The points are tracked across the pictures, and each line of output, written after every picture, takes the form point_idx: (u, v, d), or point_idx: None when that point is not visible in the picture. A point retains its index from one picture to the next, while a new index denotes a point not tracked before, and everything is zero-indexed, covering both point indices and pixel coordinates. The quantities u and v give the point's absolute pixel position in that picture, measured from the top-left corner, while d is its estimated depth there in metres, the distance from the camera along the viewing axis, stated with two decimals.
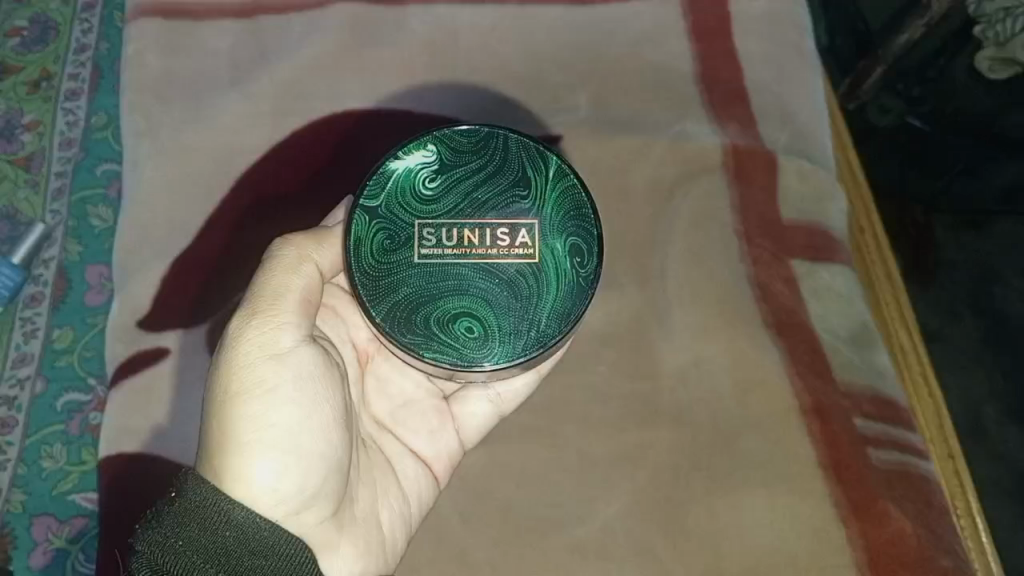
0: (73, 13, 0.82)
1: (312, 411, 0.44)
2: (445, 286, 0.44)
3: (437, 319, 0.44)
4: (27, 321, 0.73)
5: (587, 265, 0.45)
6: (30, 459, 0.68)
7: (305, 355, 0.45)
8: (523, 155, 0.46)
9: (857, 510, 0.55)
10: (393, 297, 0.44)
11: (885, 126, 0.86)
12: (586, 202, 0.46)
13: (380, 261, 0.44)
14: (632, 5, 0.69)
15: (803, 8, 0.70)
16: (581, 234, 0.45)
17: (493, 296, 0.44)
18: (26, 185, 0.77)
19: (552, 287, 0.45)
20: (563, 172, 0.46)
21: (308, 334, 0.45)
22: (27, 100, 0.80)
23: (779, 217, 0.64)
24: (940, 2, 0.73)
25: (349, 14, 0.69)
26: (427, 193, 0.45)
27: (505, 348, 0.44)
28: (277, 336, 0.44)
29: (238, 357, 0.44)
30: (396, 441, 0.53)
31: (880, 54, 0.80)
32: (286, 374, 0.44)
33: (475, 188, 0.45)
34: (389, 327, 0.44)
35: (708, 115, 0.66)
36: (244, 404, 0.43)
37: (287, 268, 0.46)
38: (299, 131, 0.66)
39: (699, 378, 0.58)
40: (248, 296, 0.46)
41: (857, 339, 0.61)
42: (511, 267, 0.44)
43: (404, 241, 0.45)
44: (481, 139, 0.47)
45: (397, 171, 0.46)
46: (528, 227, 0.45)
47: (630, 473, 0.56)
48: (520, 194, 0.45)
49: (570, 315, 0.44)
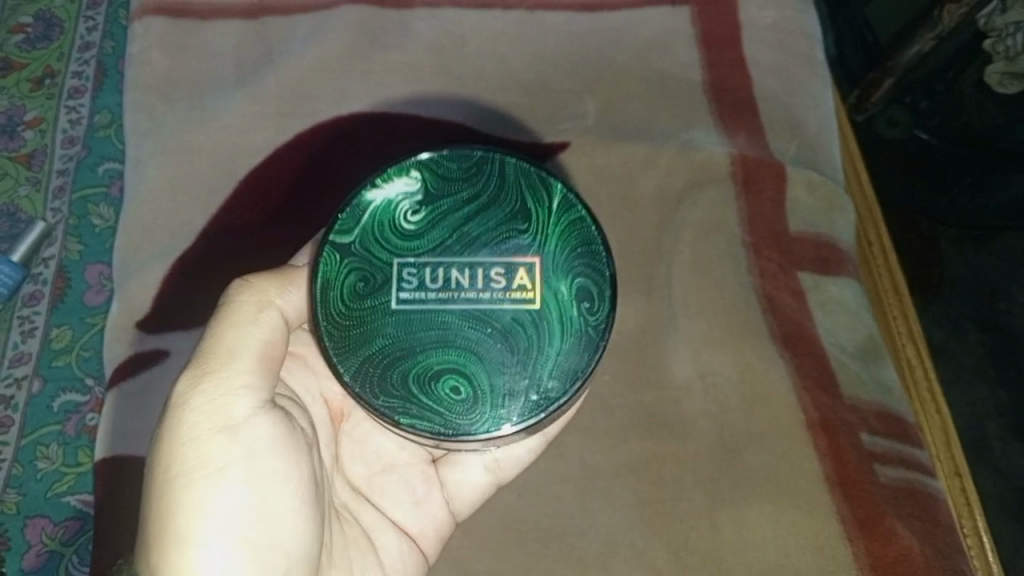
0: (78, 10, 0.81)
1: (268, 491, 0.42)
2: (426, 339, 0.43)
3: (416, 376, 0.42)
4: (25, 320, 0.72)
5: (597, 309, 0.44)
6: (25, 460, 0.67)
7: (261, 426, 0.42)
8: (522, 184, 0.45)
9: (862, 527, 0.54)
10: (365, 351, 0.43)
11: (892, 139, 0.85)
12: (595, 236, 0.45)
13: (351, 306, 0.43)
14: (641, 12, 0.68)
15: (812, 18, 0.69)
16: (590, 277, 0.44)
17: (484, 350, 0.42)
18: (28, 183, 0.77)
19: (554, 338, 0.43)
20: (570, 203, 0.45)
21: (264, 399, 0.43)
22: (30, 97, 0.79)
23: (786, 228, 0.63)
24: (951, 15, 0.72)
25: (355, 16, 0.68)
26: (409, 228, 0.44)
27: (496, 414, 0.42)
28: (229, 405, 0.42)
29: (188, 430, 0.41)
30: (373, 510, 0.52)
31: (889, 67, 0.79)
32: (238, 450, 0.41)
33: (465, 222, 0.44)
34: (361, 386, 0.42)
35: (717, 125, 0.66)
36: (189, 485, 0.40)
37: (244, 322, 0.44)
38: (299, 135, 0.65)
39: (705, 391, 0.57)
40: (196, 356, 0.43)
41: (864, 354, 0.61)
42: (507, 313, 0.43)
43: (378, 284, 0.43)
44: (474, 164, 0.46)
45: (376, 201, 0.45)
46: (527, 266, 0.44)
47: (633, 486, 0.56)
48: (519, 228, 0.44)
49: (574, 374, 0.43)
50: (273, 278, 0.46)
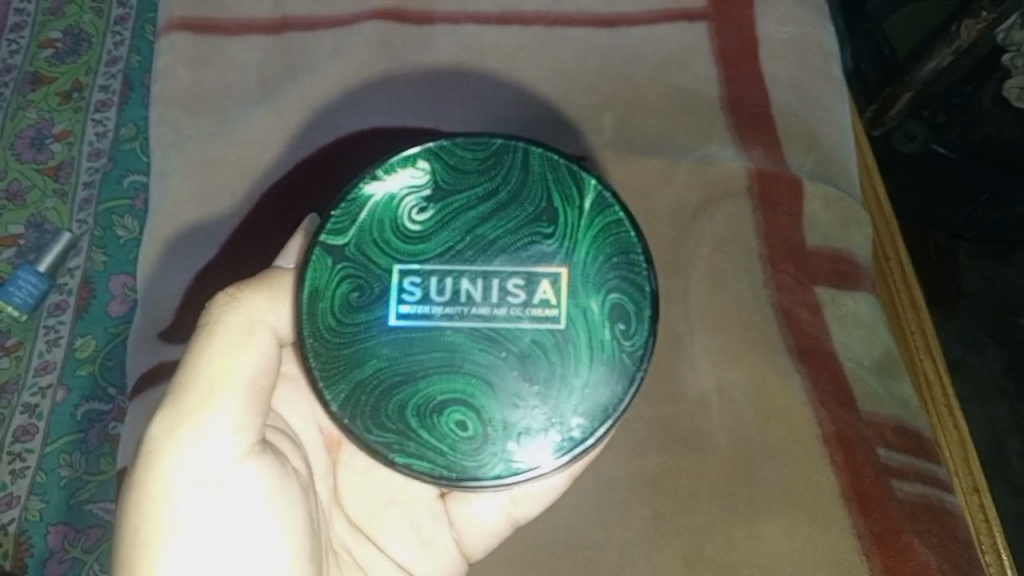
0: (106, 26, 0.83)
1: (253, 540, 0.43)
2: (428, 364, 0.43)
3: (416, 407, 0.43)
4: (50, 329, 0.73)
5: (633, 330, 0.44)
6: (49, 467, 0.69)
7: (246, 473, 0.43)
8: (547, 178, 0.46)
9: (879, 542, 0.54)
10: (355, 377, 0.43)
11: (909, 152, 0.85)
12: (634, 245, 0.45)
13: (343, 319, 0.44)
14: (658, 28, 0.69)
15: (830, 34, 0.70)
16: (624, 297, 0.44)
17: (498, 380, 0.43)
18: (54, 195, 0.78)
19: (576, 366, 0.43)
20: (607, 203, 0.46)
21: (250, 442, 0.44)
22: (58, 111, 0.81)
23: (803, 243, 0.63)
24: (969, 31, 0.73)
25: (375, 31, 0.69)
26: (415, 227, 0.45)
27: (505, 453, 0.43)
28: (211, 452, 0.42)
29: (165, 479, 0.42)
30: (373, 550, 0.53)
31: (906, 81, 0.79)
32: (220, 499, 0.43)
33: (479, 224, 0.45)
34: (350, 416, 0.43)
35: (734, 140, 0.66)
36: (170, 536, 0.42)
37: (229, 353, 0.44)
38: (326, 145, 0.66)
39: (722, 405, 0.57)
40: (175, 391, 0.43)
41: (882, 368, 0.60)
42: (526, 335, 0.44)
43: (372, 295, 0.44)
44: (493, 155, 0.47)
45: (376, 197, 0.46)
46: (550, 277, 0.44)
47: (648, 498, 0.56)
48: (543, 231, 0.45)
49: (597, 407, 0.43)
50: (261, 291, 0.46)
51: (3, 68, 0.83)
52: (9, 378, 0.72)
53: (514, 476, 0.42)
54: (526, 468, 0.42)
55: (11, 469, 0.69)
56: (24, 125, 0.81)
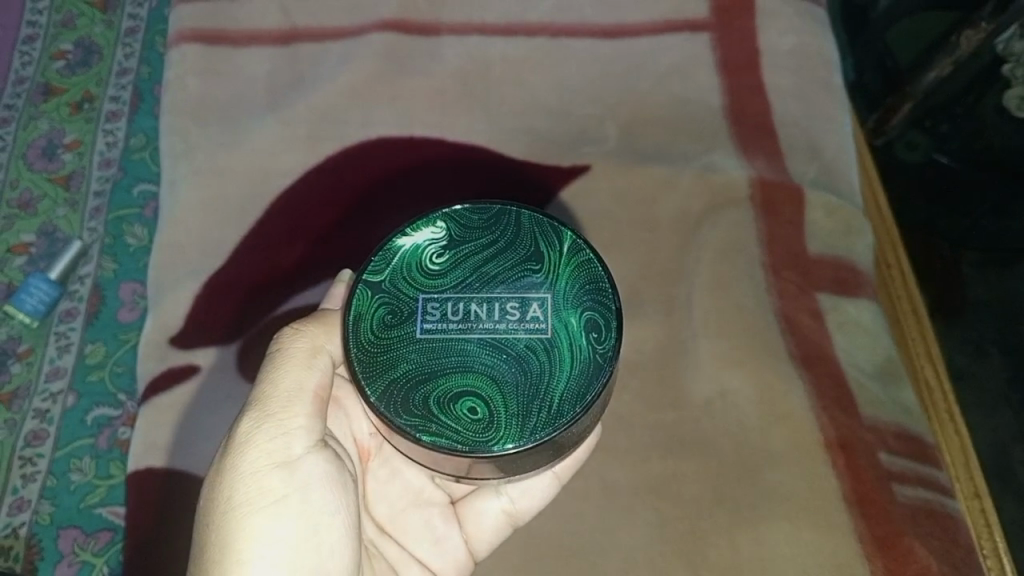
0: (116, 38, 0.85)
1: (320, 525, 0.45)
2: (447, 363, 0.44)
3: (437, 398, 0.43)
4: (61, 335, 0.73)
5: (605, 340, 0.44)
6: (59, 472, 0.68)
7: (317, 463, 0.46)
8: (536, 230, 0.47)
9: (882, 545, 0.54)
10: (391, 374, 0.44)
11: (910, 162, 0.92)
12: (603, 276, 0.46)
13: (380, 335, 0.45)
14: (662, 38, 0.70)
15: (829, 45, 0.71)
16: (600, 310, 0.45)
17: (501, 375, 0.43)
18: (65, 204, 0.79)
19: (565, 363, 0.43)
20: (578, 247, 0.46)
21: (318, 439, 0.47)
22: (69, 121, 0.82)
23: (805, 250, 0.64)
24: (969, 40, 0.80)
25: (382, 42, 0.70)
26: (433, 268, 0.46)
27: (513, 432, 0.42)
28: (289, 443, 0.46)
29: (247, 465, 0.45)
30: (397, 547, 0.55)
31: (908, 91, 0.87)
32: (297, 484, 0.45)
33: (484, 263, 0.46)
34: (385, 406, 0.43)
35: (736, 149, 0.67)
36: (250, 516, 0.44)
37: (299, 366, 0.48)
38: (333, 155, 0.67)
39: (725, 411, 0.58)
40: (257, 396, 0.47)
41: (883, 374, 0.61)
42: (521, 341, 0.44)
43: (405, 316, 0.45)
44: (492, 216, 0.48)
45: (404, 247, 0.47)
46: (539, 301, 0.45)
47: (653, 503, 0.56)
48: (532, 267, 0.46)
49: (584, 396, 0.43)
50: (318, 325, 0.50)
51: (16, 79, 0.84)
52: (19, 384, 0.72)
53: (521, 448, 0.42)
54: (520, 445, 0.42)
55: (23, 473, 0.68)
56: (36, 135, 0.82)
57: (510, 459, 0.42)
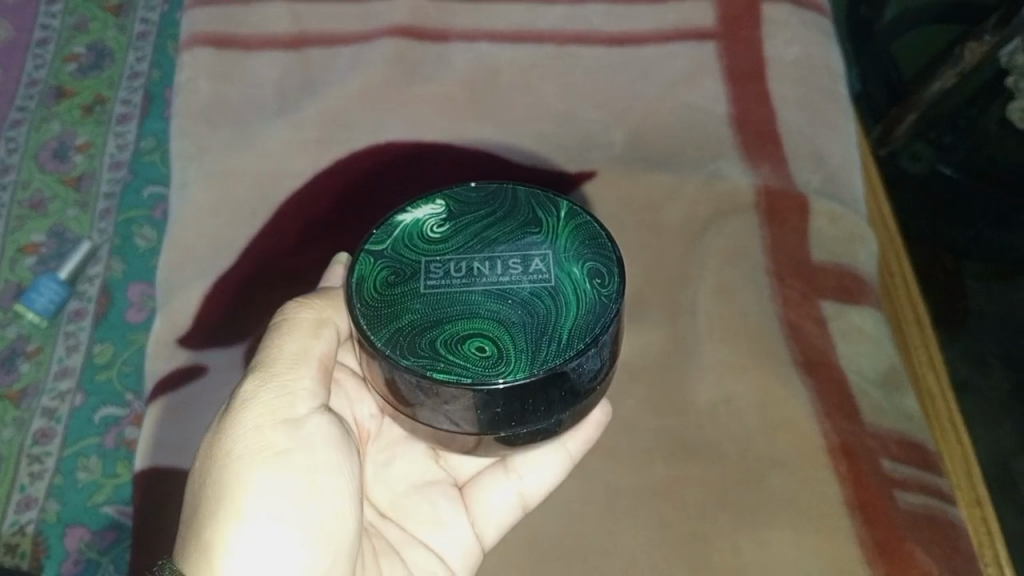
0: (129, 42, 0.86)
1: (319, 484, 0.47)
2: (453, 311, 0.43)
3: (444, 340, 0.42)
4: (70, 335, 0.73)
5: (608, 285, 0.44)
6: (67, 470, 0.68)
7: (320, 426, 0.48)
8: (533, 202, 0.48)
9: (883, 551, 0.54)
10: (396, 323, 0.43)
11: (916, 172, 0.96)
12: (600, 233, 0.46)
13: (384, 293, 0.44)
14: (667, 48, 0.72)
15: (834, 56, 0.73)
16: (600, 259, 0.45)
17: (507, 317, 0.43)
18: (76, 205, 0.79)
19: (571, 305, 0.43)
20: (575, 213, 0.47)
21: (321, 404, 0.48)
22: (80, 123, 0.83)
23: (809, 258, 0.64)
24: (972, 53, 0.86)
25: (393, 47, 0.72)
26: (434, 236, 0.46)
27: (523, 367, 0.41)
28: (293, 403, 0.47)
29: (250, 420, 0.46)
30: (398, 529, 0.57)
31: (912, 101, 0.92)
32: (299, 442, 0.47)
33: (484, 230, 0.46)
34: (390, 349, 0.42)
35: (741, 157, 0.68)
36: (251, 470, 0.45)
37: (305, 333, 0.49)
38: (339, 161, 0.67)
39: (728, 416, 0.58)
40: (261, 358, 0.49)
41: (886, 382, 0.61)
42: (525, 288, 0.44)
43: (408, 275, 0.45)
44: (490, 193, 0.48)
45: (406, 222, 0.47)
46: (540, 257, 0.45)
47: (657, 507, 0.55)
48: (532, 231, 0.46)
49: (591, 331, 0.43)
50: (323, 300, 0.51)
51: (28, 81, 0.85)
52: (29, 382, 0.72)
53: (530, 380, 0.41)
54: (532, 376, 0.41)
55: (30, 471, 0.68)
56: (48, 137, 0.82)
57: (514, 397, 0.41)
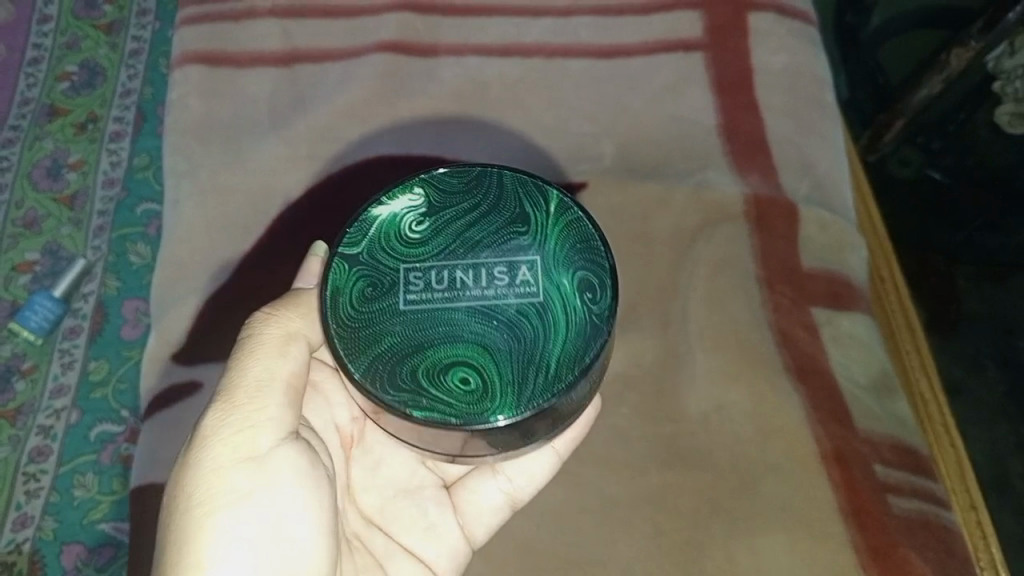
0: (120, 59, 0.87)
1: (286, 517, 0.46)
2: (434, 334, 0.43)
3: (426, 369, 0.43)
4: (65, 352, 0.74)
5: (599, 300, 0.44)
6: (63, 488, 0.68)
7: (283, 458, 0.47)
8: (519, 193, 0.47)
9: (877, 556, 0.54)
10: (376, 349, 0.43)
11: (904, 177, 1.00)
12: (592, 234, 0.46)
13: (361, 310, 0.44)
14: (655, 59, 0.72)
15: (822, 64, 0.73)
16: (592, 272, 0.45)
17: (492, 341, 0.43)
18: (69, 223, 0.79)
19: (559, 324, 0.43)
20: (565, 208, 0.47)
21: (286, 432, 0.48)
22: (73, 141, 0.83)
23: (799, 265, 0.65)
24: (957, 60, 0.87)
25: (383, 63, 0.72)
26: (413, 237, 0.46)
27: (509, 402, 0.42)
28: (255, 437, 0.46)
29: (211, 457, 0.46)
30: (384, 538, 0.55)
31: (899, 109, 0.93)
32: (261, 477, 0.46)
33: (467, 228, 0.46)
34: (370, 382, 0.43)
35: (730, 166, 0.69)
36: (213, 509, 0.45)
37: (271, 356, 0.49)
38: (331, 175, 0.68)
39: (721, 423, 0.58)
40: (222, 389, 0.48)
41: (876, 388, 0.62)
42: (511, 306, 0.44)
43: (386, 287, 0.45)
44: (473, 180, 0.48)
45: (382, 216, 0.47)
46: (527, 263, 0.45)
47: (652, 515, 0.56)
48: (519, 230, 0.46)
49: (581, 358, 0.43)
50: (294, 310, 0.51)
51: (21, 100, 0.85)
52: (24, 401, 0.72)
53: (517, 418, 0.42)
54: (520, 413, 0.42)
55: (26, 489, 0.68)
56: (41, 155, 0.82)
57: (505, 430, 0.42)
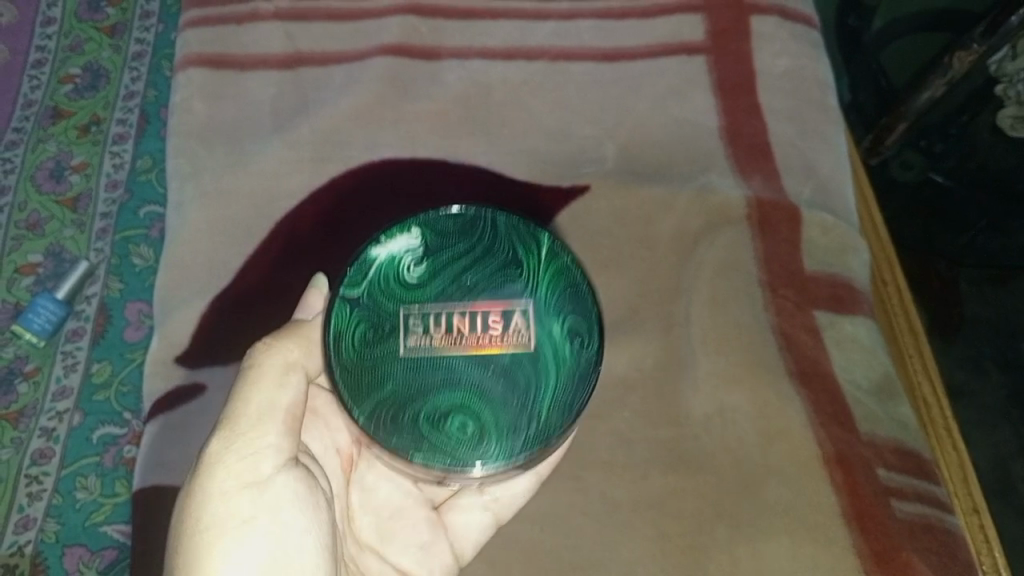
0: (124, 62, 0.87)
1: (288, 542, 0.47)
2: (433, 381, 0.47)
3: (426, 414, 0.47)
4: (68, 354, 0.74)
5: (587, 348, 0.49)
6: (65, 490, 0.68)
7: (284, 483, 0.48)
8: (513, 238, 0.52)
9: (880, 561, 0.54)
10: (378, 393, 0.47)
11: (909, 179, 1.00)
12: (581, 282, 0.51)
13: (363, 354, 0.48)
14: (658, 62, 0.72)
15: (824, 69, 0.74)
16: (579, 320, 0.50)
17: (488, 389, 0.47)
18: (72, 225, 0.79)
19: (550, 372, 0.48)
20: (556, 255, 0.52)
21: (287, 458, 0.49)
22: (77, 143, 0.83)
23: (801, 268, 0.65)
24: (961, 63, 0.87)
25: (386, 65, 0.72)
26: (412, 280, 0.50)
27: (502, 445, 0.47)
28: (257, 462, 0.47)
29: (215, 484, 0.47)
30: (379, 559, 0.56)
31: (902, 112, 0.93)
32: (264, 502, 0.47)
33: (463, 272, 0.50)
34: (374, 426, 0.47)
35: (732, 169, 0.69)
36: (218, 536, 0.46)
37: (272, 385, 0.49)
38: (334, 179, 0.68)
39: (723, 426, 0.58)
40: (225, 415, 0.49)
41: (879, 391, 0.62)
42: (506, 354, 0.48)
43: (386, 331, 0.48)
44: (469, 221, 0.52)
45: (381, 258, 0.50)
46: (520, 309, 0.49)
47: (655, 518, 0.56)
48: (512, 276, 0.50)
49: (570, 405, 0.48)
50: (292, 338, 0.52)
51: (24, 102, 0.85)
52: (26, 403, 0.72)
53: (509, 464, 0.47)
54: (512, 461, 0.47)
55: (28, 492, 0.68)
56: (44, 157, 0.83)
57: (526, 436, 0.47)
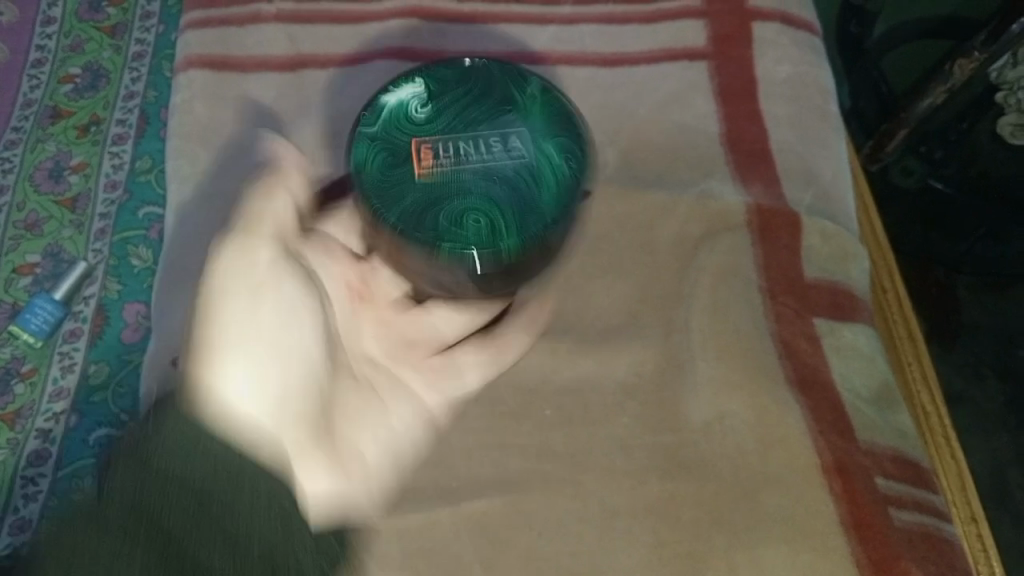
0: (124, 62, 0.87)
1: (286, 339, 0.54)
2: (450, 189, 0.54)
3: (448, 215, 0.53)
4: (65, 356, 0.73)
5: (575, 162, 0.56)
6: (61, 492, 0.67)
7: (284, 283, 0.54)
8: (504, 77, 0.59)
9: (878, 570, 0.54)
10: (401, 202, 0.53)
11: (909, 186, 1.01)
12: (569, 109, 0.58)
13: (385, 176, 0.54)
14: (659, 68, 0.72)
15: (826, 75, 0.74)
16: (567, 143, 0.57)
17: (496, 196, 0.54)
18: (71, 226, 0.79)
19: (547, 177, 0.55)
20: (543, 90, 0.58)
21: (281, 257, 0.55)
22: (77, 143, 0.83)
23: (801, 276, 0.65)
24: (962, 71, 0.87)
25: (388, 68, 0.72)
26: (419, 117, 0.57)
27: (515, 235, 0.53)
28: (247, 267, 0.53)
29: (215, 291, 0.52)
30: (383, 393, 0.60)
31: (903, 118, 0.92)
32: (264, 298, 0.53)
33: (464, 111, 0.57)
34: (402, 225, 0.53)
35: (733, 174, 0.68)
36: (223, 352, 0.52)
37: (246, 246, 0.53)
38: (334, 183, 0.68)
39: (722, 433, 0.58)
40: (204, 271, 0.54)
41: (878, 399, 0.62)
42: (508, 168, 0.55)
43: (403, 155, 0.55)
44: (463, 72, 0.59)
45: (389, 102, 0.57)
46: (516, 133, 0.56)
47: (653, 525, 0.55)
48: (505, 109, 0.57)
49: (564, 206, 0.54)
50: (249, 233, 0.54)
51: (23, 102, 0.85)
52: (23, 404, 0.72)
53: (531, 247, 0.53)
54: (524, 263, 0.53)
55: (24, 493, 0.68)
56: (43, 157, 0.82)
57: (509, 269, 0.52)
